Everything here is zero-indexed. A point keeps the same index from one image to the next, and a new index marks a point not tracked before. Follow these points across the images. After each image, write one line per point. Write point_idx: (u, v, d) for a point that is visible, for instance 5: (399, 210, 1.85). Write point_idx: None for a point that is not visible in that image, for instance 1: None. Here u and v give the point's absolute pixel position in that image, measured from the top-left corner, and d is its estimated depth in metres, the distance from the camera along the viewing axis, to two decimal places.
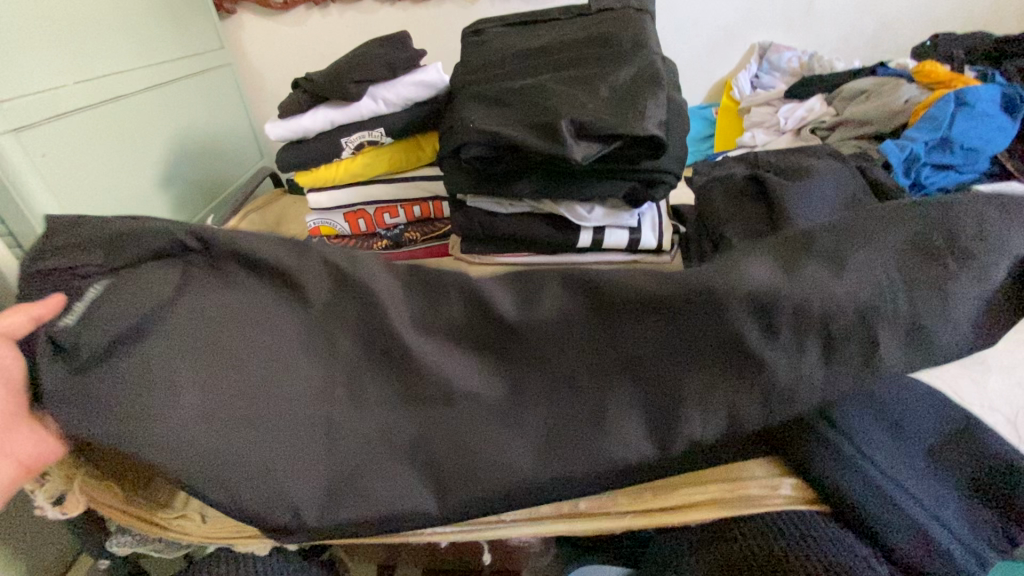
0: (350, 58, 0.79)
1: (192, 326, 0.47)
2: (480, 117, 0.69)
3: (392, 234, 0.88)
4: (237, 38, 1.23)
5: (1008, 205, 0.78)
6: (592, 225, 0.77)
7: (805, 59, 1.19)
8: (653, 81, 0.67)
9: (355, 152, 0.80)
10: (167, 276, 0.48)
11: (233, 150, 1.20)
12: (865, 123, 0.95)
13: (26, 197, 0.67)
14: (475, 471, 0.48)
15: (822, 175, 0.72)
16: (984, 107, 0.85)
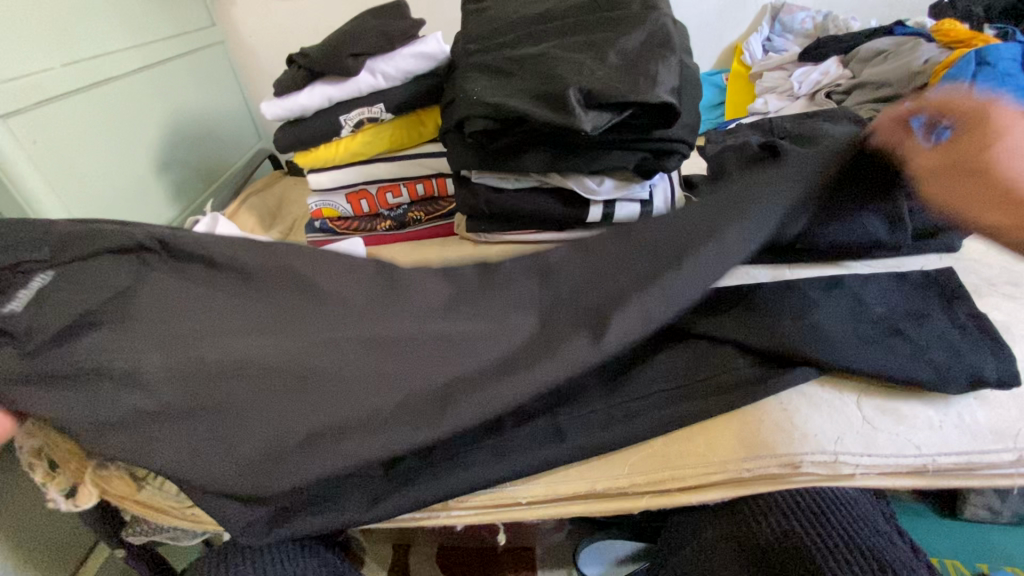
0: (345, 31, 0.76)
1: (144, 309, 0.49)
2: (483, 88, 0.66)
3: (396, 214, 0.86)
4: (228, 14, 1.19)
5: None
6: (601, 199, 0.75)
7: (818, 20, 1.14)
8: (663, 45, 0.64)
9: (355, 131, 0.78)
10: (117, 276, 0.49)
11: (229, 131, 1.17)
12: (882, 86, 0.92)
13: (28, 196, 0.68)
14: (496, 465, 0.48)
15: (840, 138, 0.69)
16: (1006, 66, 0.81)
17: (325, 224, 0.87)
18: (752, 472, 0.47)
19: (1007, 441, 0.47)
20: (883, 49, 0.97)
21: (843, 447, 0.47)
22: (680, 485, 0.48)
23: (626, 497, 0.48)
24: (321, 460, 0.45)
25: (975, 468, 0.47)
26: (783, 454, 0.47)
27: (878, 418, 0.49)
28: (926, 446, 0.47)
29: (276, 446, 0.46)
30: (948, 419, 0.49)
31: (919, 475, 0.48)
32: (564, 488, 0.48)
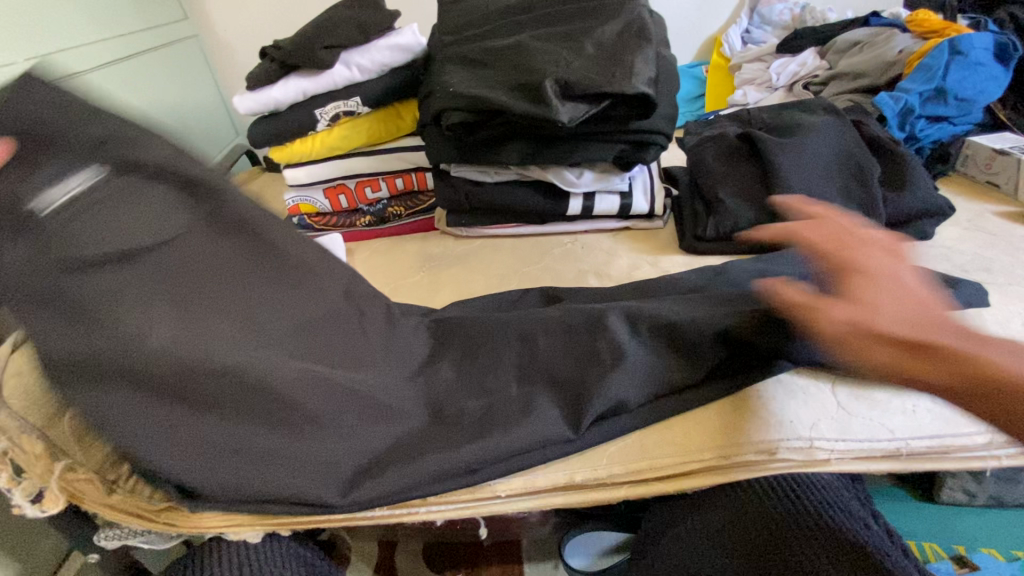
0: (318, 23, 0.75)
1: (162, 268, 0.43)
2: (460, 80, 0.65)
3: (375, 209, 0.85)
4: (201, 7, 1.16)
5: (1003, 154, 0.77)
6: (581, 192, 0.75)
7: (795, 12, 1.15)
8: (640, 36, 0.64)
9: (331, 124, 0.77)
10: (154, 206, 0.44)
11: (204, 127, 1.14)
12: (858, 77, 0.93)
13: None
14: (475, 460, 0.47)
15: (818, 130, 0.69)
16: (977, 56, 0.83)
17: (304, 220, 0.86)
18: (731, 460, 0.47)
19: (978, 423, 0.49)
20: (857, 40, 0.98)
21: (818, 433, 0.48)
22: (659, 475, 0.47)
23: (606, 488, 0.48)
24: (283, 479, 0.45)
25: (950, 452, 0.48)
26: (759, 441, 0.48)
27: (851, 403, 0.50)
28: (900, 430, 0.48)
29: (246, 449, 0.44)
30: (918, 404, 0.50)
31: (896, 460, 0.48)
32: (544, 481, 0.48)
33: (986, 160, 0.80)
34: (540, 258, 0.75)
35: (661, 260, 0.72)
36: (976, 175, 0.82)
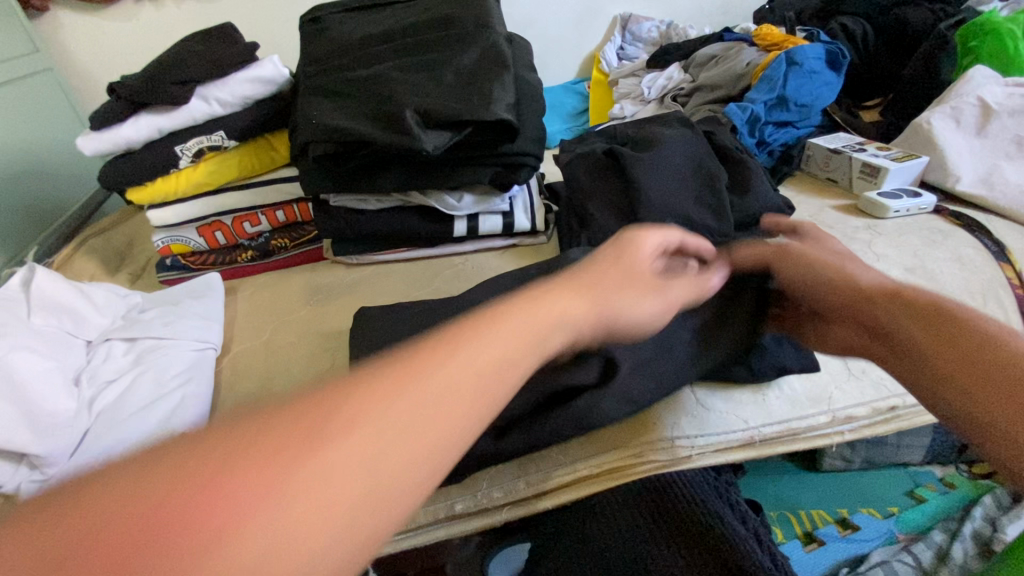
0: (169, 57, 0.71)
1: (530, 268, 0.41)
2: (322, 113, 0.65)
3: (257, 243, 0.82)
4: (51, 39, 1.07)
5: (836, 153, 0.86)
6: (463, 214, 0.76)
7: (662, 29, 1.23)
8: (498, 62, 0.66)
9: (196, 160, 0.73)
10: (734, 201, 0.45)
11: (65, 167, 1.05)
12: (715, 89, 1.01)
13: None
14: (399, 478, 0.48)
15: (672, 142, 0.74)
16: (811, 65, 0.92)
17: (178, 261, 0.81)
18: (601, 466, 0.50)
19: (821, 404, 0.55)
20: (714, 54, 1.07)
21: (680, 432, 0.52)
22: (536, 490, 0.49)
23: (485, 513, 0.49)
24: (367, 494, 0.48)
25: (796, 433, 0.53)
26: (624, 446, 0.50)
27: (709, 399, 0.55)
28: (753, 419, 0.53)
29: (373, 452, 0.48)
30: (771, 393, 0.55)
31: (751, 447, 0.53)
32: (421, 515, 0.48)
33: (824, 159, 0.89)
34: (430, 281, 0.76)
35: None
36: (819, 172, 0.91)
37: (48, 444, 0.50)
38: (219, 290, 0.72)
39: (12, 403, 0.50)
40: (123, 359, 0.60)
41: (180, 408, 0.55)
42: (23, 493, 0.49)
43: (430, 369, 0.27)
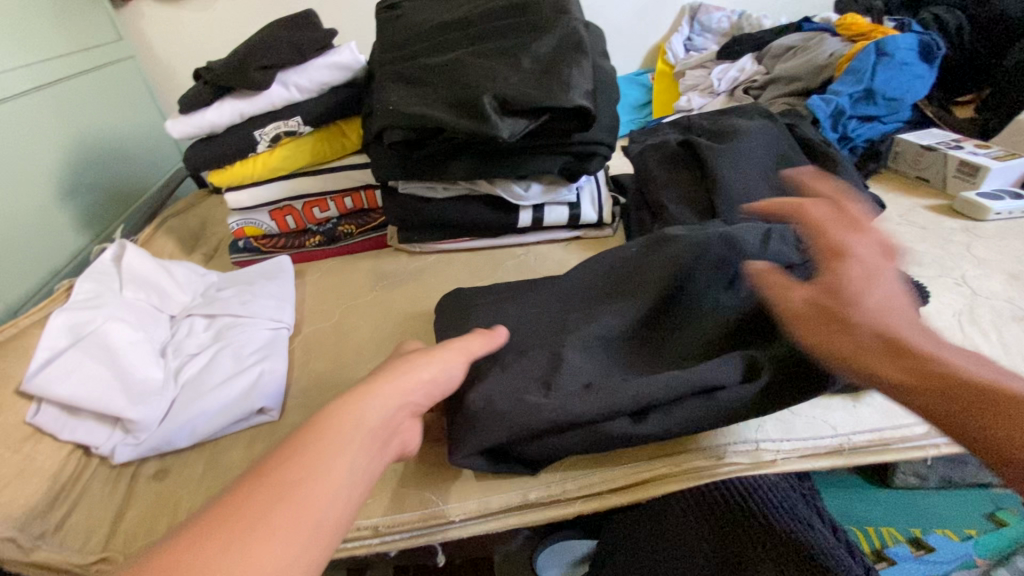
0: (252, 43, 0.73)
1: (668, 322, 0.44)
2: (398, 99, 0.65)
3: (324, 228, 0.83)
4: (136, 28, 1.12)
5: (929, 150, 0.81)
6: (530, 204, 0.75)
7: (733, 19, 1.19)
8: (576, 49, 0.65)
9: (273, 145, 0.75)
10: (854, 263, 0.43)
11: (144, 151, 1.10)
12: (793, 81, 0.96)
13: None
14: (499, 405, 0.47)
15: (753, 135, 0.71)
16: (903, 56, 0.86)
17: (250, 243, 0.84)
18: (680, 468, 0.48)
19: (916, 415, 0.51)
20: (791, 45, 1.02)
21: (764, 435, 0.49)
22: (612, 486, 0.47)
23: (560, 505, 0.48)
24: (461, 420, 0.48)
25: (891, 444, 0.50)
26: (707, 447, 0.48)
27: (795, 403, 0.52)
28: (841, 426, 0.50)
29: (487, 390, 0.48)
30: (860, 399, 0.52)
31: (840, 456, 0.50)
32: (496, 502, 0.47)
33: (914, 156, 0.84)
34: (494, 271, 0.75)
35: None
36: (907, 170, 0.85)
37: (140, 410, 0.52)
38: (291, 273, 0.74)
39: (109, 370, 0.53)
40: (204, 334, 0.62)
41: (258, 383, 0.56)
42: (118, 458, 0.51)
43: (326, 443, 0.34)
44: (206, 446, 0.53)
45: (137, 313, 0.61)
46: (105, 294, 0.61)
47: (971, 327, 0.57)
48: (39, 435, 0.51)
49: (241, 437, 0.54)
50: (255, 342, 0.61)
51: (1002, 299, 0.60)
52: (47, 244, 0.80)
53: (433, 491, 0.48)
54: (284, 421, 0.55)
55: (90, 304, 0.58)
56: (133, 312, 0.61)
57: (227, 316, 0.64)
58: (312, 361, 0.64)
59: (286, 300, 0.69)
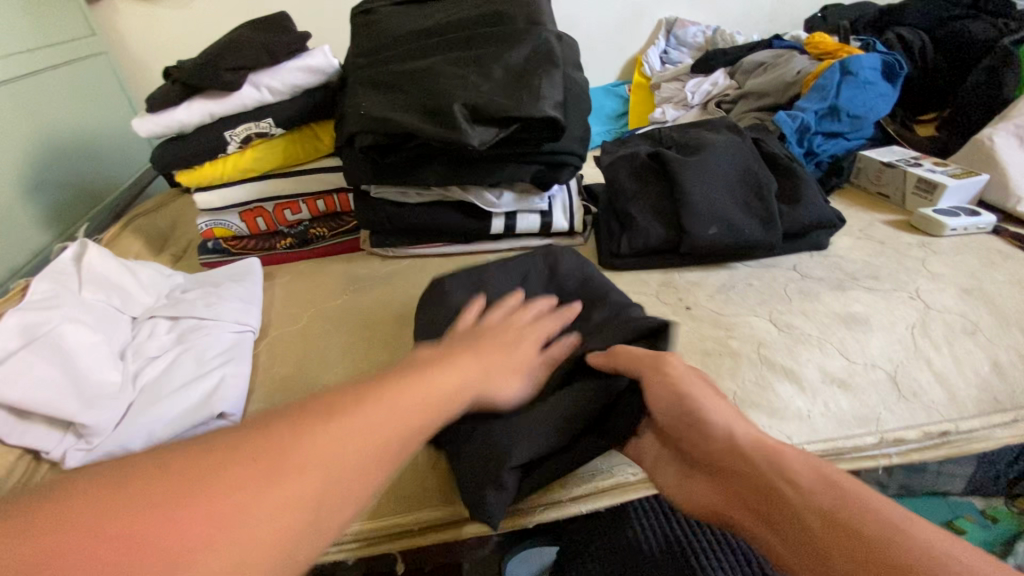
0: (224, 43, 0.72)
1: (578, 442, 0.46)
2: (370, 104, 0.65)
3: (296, 231, 0.83)
4: (109, 23, 1.10)
5: (890, 167, 0.83)
6: (503, 211, 0.76)
7: (708, 34, 1.22)
8: (548, 60, 0.66)
9: (243, 146, 0.74)
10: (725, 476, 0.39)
11: (114, 148, 1.08)
12: (763, 96, 0.99)
13: None
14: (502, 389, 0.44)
15: (719, 148, 0.73)
16: (866, 75, 0.89)
17: (219, 244, 0.83)
18: (636, 476, 0.49)
19: (869, 425, 0.52)
20: (762, 61, 1.05)
21: None
22: (571, 494, 0.48)
23: (522, 513, 0.48)
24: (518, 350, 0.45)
25: (843, 453, 0.51)
26: None
27: (754, 413, 0.53)
28: (796, 436, 0.51)
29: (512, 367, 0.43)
30: (814, 409, 0.53)
31: None
32: (456, 510, 0.47)
33: (876, 172, 0.87)
34: None
35: None
36: (869, 186, 0.88)
37: (95, 414, 0.51)
38: (259, 275, 0.73)
39: (62, 372, 0.52)
40: (166, 337, 0.61)
41: (219, 388, 0.55)
42: (69, 463, 0.50)
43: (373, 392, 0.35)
44: None
45: (98, 316, 0.60)
46: (64, 294, 0.60)
47: (923, 341, 0.59)
48: None
49: None
50: (219, 347, 0.61)
51: (955, 313, 0.62)
52: (7, 241, 0.78)
53: (393, 497, 0.48)
54: None
55: (44, 305, 0.57)
56: (93, 315, 0.59)
57: (191, 320, 0.63)
58: (277, 365, 0.63)
59: (254, 303, 0.68)
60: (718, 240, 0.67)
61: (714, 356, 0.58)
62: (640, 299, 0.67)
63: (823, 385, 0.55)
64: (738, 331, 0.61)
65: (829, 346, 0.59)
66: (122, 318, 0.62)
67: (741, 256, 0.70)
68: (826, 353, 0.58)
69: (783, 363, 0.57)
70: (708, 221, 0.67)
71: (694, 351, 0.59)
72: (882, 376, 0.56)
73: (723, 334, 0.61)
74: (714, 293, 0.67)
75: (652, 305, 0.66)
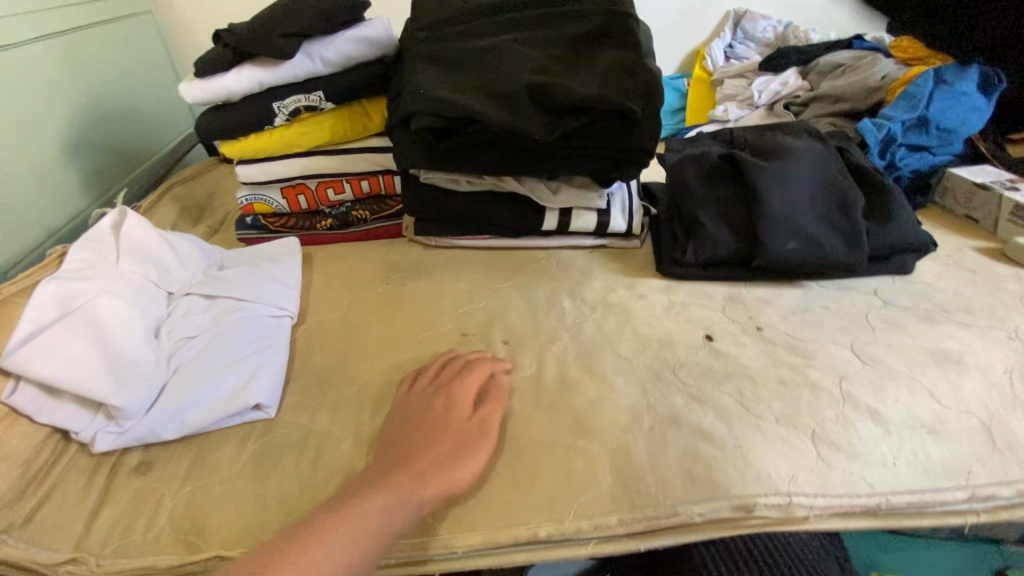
0: (277, 8, 0.68)
1: None
2: (429, 83, 0.61)
3: (337, 212, 0.79)
4: None
5: (983, 189, 0.76)
6: (558, 207, 0.71)
7: (779, 29, 1.13)
8: (626, 46, 0.60)
9: (291, 119, 0.70)
10: None
11: (155, 112, 1.06)
12: (841, 100, 0.91)
13: None
14: None
15: (801, 156, 0.66)
16: (961, 86, 0.81)
17: (258, 220, 0.79)
18: (704, 517, 0.44)
19: (958, 477, 0.47)
20: (841, 62, 0.97)
21: (799, 488, 0.45)
22: (630, 531, 0.44)
23: (573, 545, 0.44)
24: None
25: (928, 507, 0.46)
26: (736, 496, 0.44)
27: (833, 456, 0.47)
28: (880, 484, 0.46)
29: None
30: (899, 455, 0.48)
31: (873, 516, 0.46)
32: (503, 536, 0.43)
33: (965, 193, 0.79)
34: (511, 275, 0.71)
35: (638, 282, 0.68)
36: (955, 207, 0.81)
37: (127, 397, 0.48)
38: (299, 256, 0.70)
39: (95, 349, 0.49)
40: (202, 316, 0.58)
41: (256, 377, 0.52)
42: (98, 446, 0.48)
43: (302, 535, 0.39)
44: (193, 441, 0.50)
45: (135, 288, 0.57)
46: (102, 263, 0.57)
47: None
48: (13, 417, 0.47)
49: (233, 434, 0.51)
50: (257, 331, 0.57)
51: None
52: (46, 203, 0.76)
53: (437, 516, 0.44)
54: (279, 420, 0.52)
55: (80, 275, 0.54)
56: (131, 287, 0.57)
57: (230, 300, 0.60)
58: (314, 355, 0.60)
59: (293, 286, 0.65)
60: (795, 258, 0.61)
61: (788, 387, 0.53)
62: (705, 314, 0.62)
63: (908, 428, 0.49)
64: (813, 361, 0.55)
65: (916, 386, 0.53)
66: (160, 293, 0.59)
67: (816, 275, 0.64)
68: (913, 394, 0.52)
69: (865, 400, 0.52)
70: (787, 235, 0.61)
71: (765, 378, 0.54)
72: (975, 424, 0.50)
73: (797, 362, 0.55)
74: (785, 315, 0.61)
75: (718, 322, 0.61)
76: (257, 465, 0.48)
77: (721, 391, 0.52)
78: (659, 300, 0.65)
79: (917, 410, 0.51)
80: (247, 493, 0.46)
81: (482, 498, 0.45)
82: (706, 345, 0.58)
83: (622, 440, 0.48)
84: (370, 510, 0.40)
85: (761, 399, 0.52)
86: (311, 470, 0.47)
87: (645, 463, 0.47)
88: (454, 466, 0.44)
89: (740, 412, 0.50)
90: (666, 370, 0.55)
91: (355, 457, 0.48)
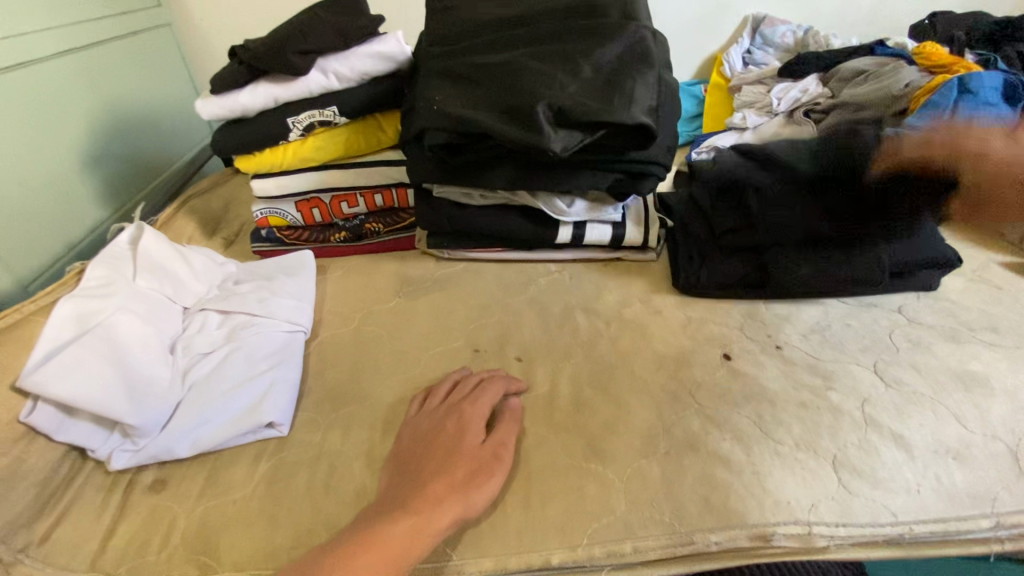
0: (293, 24, 0.68)
1: None
2: (444, 98, 0.61)
3: (351, 224, 0.79)
4: None
5: None
6: (572, 220, 0.70)
7: (798, 35, 1.11)
8: (642, 60, 0.60)
9: (306, 134, 0.71)
10: None
11: (174, 124, 1.07)
12: (863, 108, 0.89)
13: None
14: None
15: None
16: (987, 95, 0.79)
17: (273, 233, 0.80)
18: (719, 545, 0.43)
19: (984, 506, 0.45)
20: (862, 69, 0.95)
21: (818, 517, 0.44)
22: (643, 559, 0.43)
23: (585, 572, 0.43)
24: None
25: (952, 537, 0.44)
26: (753, 524, 0.43)
27: (855, 483, 0.46)
28: (903, 512, 0.44)
29: None
30: (923, 482, 0.46)
31: (897, 546, 0.44)
32: (514, 562, 0.43)
33: None
34: (523, 289, 0.70)
35: (652, 297, 0.67)
36: None
37: (143, 415, 0.49)
38: (313, 269, 0.70)
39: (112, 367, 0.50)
40: (217, 332, 0.58)
41: (269, 395, 0.52)
42: (115, 463, 0.48)
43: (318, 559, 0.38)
44: (207, 459, 0.50)
45: (152, 305, 0.58)
46: (120, 280, 0.58)
47: None
48: (32, 436, 0.47)
49: (246, 451, 0.51)
50: (271, 347, 0.58)
51: None
52: (67, 217, 0.77)
53: (448, 539, 0.44)
54: (291, 438, 0.52)
55: (99, 292, 0.54)
56: (147, 304, 0.57)
57: (245, 316, 0.60)
58: (327, 371, 0.60)
59: (307, 300, 0.65)
60: (817, 274, 0.60)
61: (807, 409, 0.51)
62: (721, 331, 0.61)
63: (933, 454, 0.48)
64: (833, 381, 0.54)
65: (942, 409, 0.51)
66: (176, 309, 0.60)
67: (837, 291, 0.62)
68: (939, 418, 0.50)
69: (887, 423, 0.50)
70: None
71: (784, 399, 0.52)
72: (1003, 451, 0.48)
73: (817, 382, 0.54)
74: (804, 333, 0.60)
75: (734, 339, 0.60)
76: (270, 484, 0.48)
77: (738, 414, 0.51)
78: (674, 316, 0.64)
79: (942, 435, 0.49)
80: (259, 513, 0.46)
81: (494, 523, 0.45)
82: (723, 363, 0.57)
83: (636, 464, 0.48)
84: (388, 532, 0.40)
85: (779, 422, 0.50)
86: (323, 490, 0.47)
87: (659, 488, 0.46)
88: (471, 491, 0.43)
89: (757, 435, 0.49)
90: (682, 391, 0.54)
91: (366, 477, 0.48)
